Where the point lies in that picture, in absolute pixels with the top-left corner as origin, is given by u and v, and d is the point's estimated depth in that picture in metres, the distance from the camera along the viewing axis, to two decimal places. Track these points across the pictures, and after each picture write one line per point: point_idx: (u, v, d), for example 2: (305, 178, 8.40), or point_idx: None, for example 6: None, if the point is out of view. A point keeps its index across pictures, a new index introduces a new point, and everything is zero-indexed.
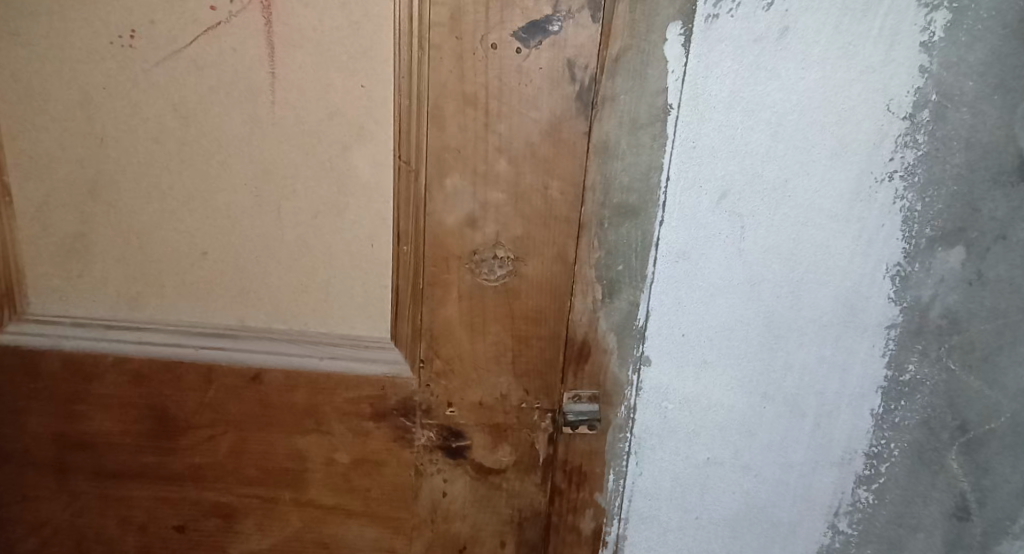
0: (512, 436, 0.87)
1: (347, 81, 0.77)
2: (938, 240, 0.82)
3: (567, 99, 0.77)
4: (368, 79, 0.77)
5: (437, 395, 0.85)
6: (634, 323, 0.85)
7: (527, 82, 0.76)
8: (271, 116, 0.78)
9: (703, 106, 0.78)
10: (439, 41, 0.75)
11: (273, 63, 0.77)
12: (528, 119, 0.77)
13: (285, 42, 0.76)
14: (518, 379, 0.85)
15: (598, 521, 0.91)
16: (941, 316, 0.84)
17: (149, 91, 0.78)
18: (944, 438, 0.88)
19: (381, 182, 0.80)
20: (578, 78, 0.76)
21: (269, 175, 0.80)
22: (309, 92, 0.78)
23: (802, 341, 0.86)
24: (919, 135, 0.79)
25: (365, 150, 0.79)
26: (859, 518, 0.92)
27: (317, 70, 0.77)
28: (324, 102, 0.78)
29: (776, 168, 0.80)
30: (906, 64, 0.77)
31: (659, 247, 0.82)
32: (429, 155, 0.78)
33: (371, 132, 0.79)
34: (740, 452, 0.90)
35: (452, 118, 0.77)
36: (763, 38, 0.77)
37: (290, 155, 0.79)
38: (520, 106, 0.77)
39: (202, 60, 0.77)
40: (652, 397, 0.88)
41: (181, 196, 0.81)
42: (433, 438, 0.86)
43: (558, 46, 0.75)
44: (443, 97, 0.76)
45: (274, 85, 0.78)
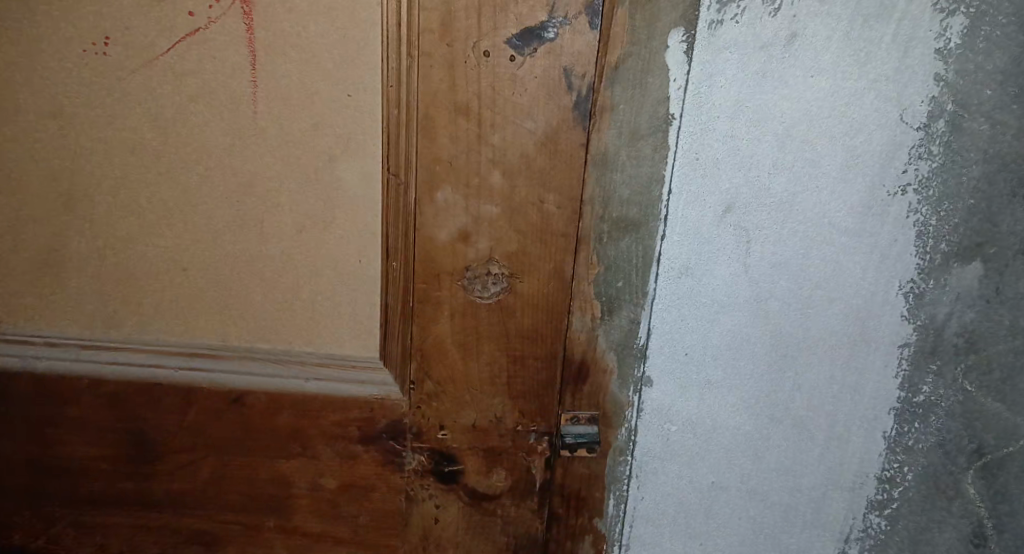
0: (508, 460, 0.83)
1: (333, 89, 0.74)
2: (954, 256, 0.78)
3: (564, 109, 0.73)
4: (354, 87, 0.74)
5: (428, 417, 0.82)
6: (635, 342, 0.81)
7: (522, 90, 0.72)
8: (253, 127, 0.75)
9: (707, 115, 0.75)
10: (429, 49, 0.72)
11: (255, 71, 0.74)
12: (522, 130, 0.73)
13: (267, 49, 0.73)
14: (514, 401, 0.82)
15: (598, 548, 0.87)
16: (957, 334, 0.80)
17: (125, 101, 0.75)
18: (960, 463, 0.84)
19: (369, 195, 0.76)
20: (575, 87, 0.72)
21: (251, 188, 0.77)
22: (292, 102, 0.74)
23: (811, 361, 0.82)
24: (934, 147, 0.75)
25: (351, 162, 0.76)
26: (871, 545, 0.88)
27: (301, 78, 0.74)
28: (309, 112, 0.74)
29: (785, 181, 0.76)
30: (920, 71, 0.74)
31: (660, 263, 0.79)
32: (420, 167, 0.75)
33: (358, 143, 0.75)
34: (746, 476, 0.86)
35: (444, 128, 0.74)
36: (770, 44, 0.73)
37: (273, 167, 0.76)
38: (514, 116, 0.73)
39: (181, 68, 0.74)
40: (653, 418, 0.84)
41: (159, 210, 0.78)
42: (424, 463, 0.83)
43: (554, 54, 0.72)
44: (433, 107, 0.73)
45: (256, 94, 0.74)
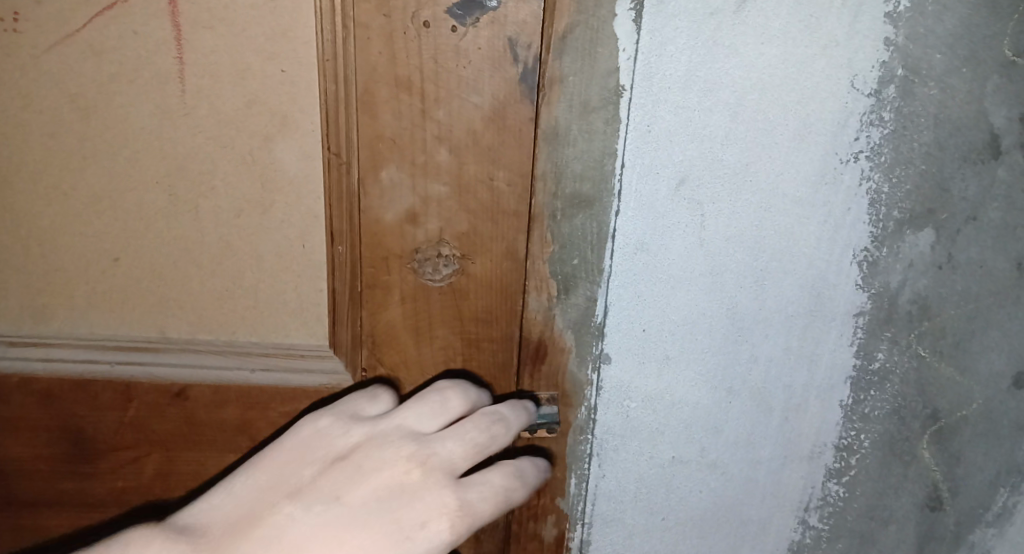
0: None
1: (266, 64, 0.70)
2: (906, 223, 0.77)
3: (510, 82, 0.70)
4: (288, 62, 0.70)
5: None
6: (592, 321, 0.80)
7: (466, 63, 0.70)
8: (181, 107, 0.71)
9: (658, 86, 0.72)
10: (366, 19, 0.68)
11: (181, 47, 0.70)
12: (468, 104, 0.71)
13: (194, 23, 0.69)
14: None
15: (560, 528, 0.89)
16: (911, 301, 0.80)
17: (42, 80, 0.70)
18: (915, 428, 0.85)
19: (310, 175, 0.73)
20: (522, 58, 0.70)
21: (183, 171, 0.73)
22: (223, 78, 0.70)
23: (768, 332, 0.81)
24: (885, 113, 0.73)
25: (289, 139, 0.72)
26: (830, 513, 0.89)
27: (231, 54, 0.70)
28: (242, 89, 0.71)
29: (737, 152, 0.75)
30: (871, 36, 0.71)
31: (615, 239, 0.77)
32: (361, 145, 0.72)
33: (296, 120, 0.72)
34: (706, 450, 0.86)
35: (386, 104, 0.71)
36: (719, 11, 0.71)
37: (206, 149, 0.72)
38: (459, 89, 0.70)
39: (100, 45, 0.69)
40: (613, 396, 0.83)
41: (85, 196, 0.73)
42: None
43: (498, 23, 0.69)
44: (374, 81, 0.70)
45: (184, 71, 0.70)
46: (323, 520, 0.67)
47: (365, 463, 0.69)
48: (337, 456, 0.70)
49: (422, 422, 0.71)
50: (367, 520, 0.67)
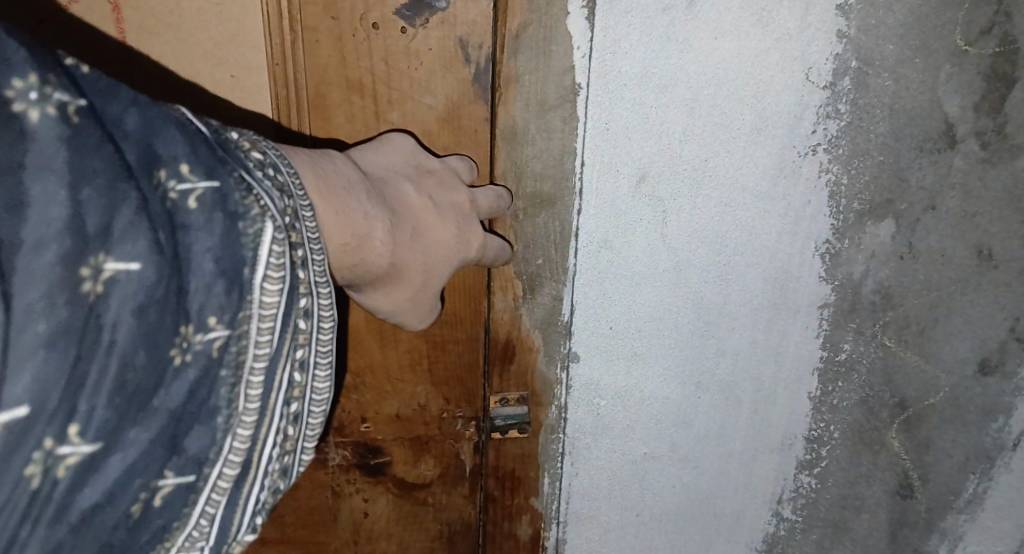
0: (436, 448, 0.85)
1: (216, 71, 0.70)
2: (866, 214, 0.77)
3: (463, 82, 0.71)
4: (238, 67, 0.70)
5: (350, 410, 0.82)
6: (559, 320, 0.81)
7: (417, 64, 0.70)
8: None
9: (614, 83, 0.72)
10: (313, 23, 0.68)
11: (126, 56, 0.69)
12: (422, 105, 0.71)
13: (138, 30, 0.68)
14: (438, 387, 0.82)
15: (536, 527, 0.91)
16: (875, 292, 0.81)
17: None
18: (884, 417, 0.85)
19: None
20: (473, 58, 0.70)
21: None
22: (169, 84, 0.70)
23: (734, 326, 0.82)
24: (842, 105, 0.73)
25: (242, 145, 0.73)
26: (802, 504, 0.90)
27: (179, 60, 0.69)
28: (192, 96, 0.70)
29: (696, 147, 0.75)
30: (823, 29, 0.71)
31: (578, 238, 0.78)
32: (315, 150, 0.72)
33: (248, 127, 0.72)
34: (677, 444, 0.88)
35: (339, 107, 0.71)
36: (672, 7, 0.70)
37: None
38: (412, 91, 0.71)
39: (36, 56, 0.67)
40: (583, 393, 0.84)
41: None
42: (349, 457, 0.85)
43: (448, 24, 0.69)
44: (326, 84, 0.71)
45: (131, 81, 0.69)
46: (435, 202, 0.63)
47: (447, 181, 0.66)
48: (429, 167, 0.66)
49: (463, 174, 0.70)
50: (458, 214, 0.65)
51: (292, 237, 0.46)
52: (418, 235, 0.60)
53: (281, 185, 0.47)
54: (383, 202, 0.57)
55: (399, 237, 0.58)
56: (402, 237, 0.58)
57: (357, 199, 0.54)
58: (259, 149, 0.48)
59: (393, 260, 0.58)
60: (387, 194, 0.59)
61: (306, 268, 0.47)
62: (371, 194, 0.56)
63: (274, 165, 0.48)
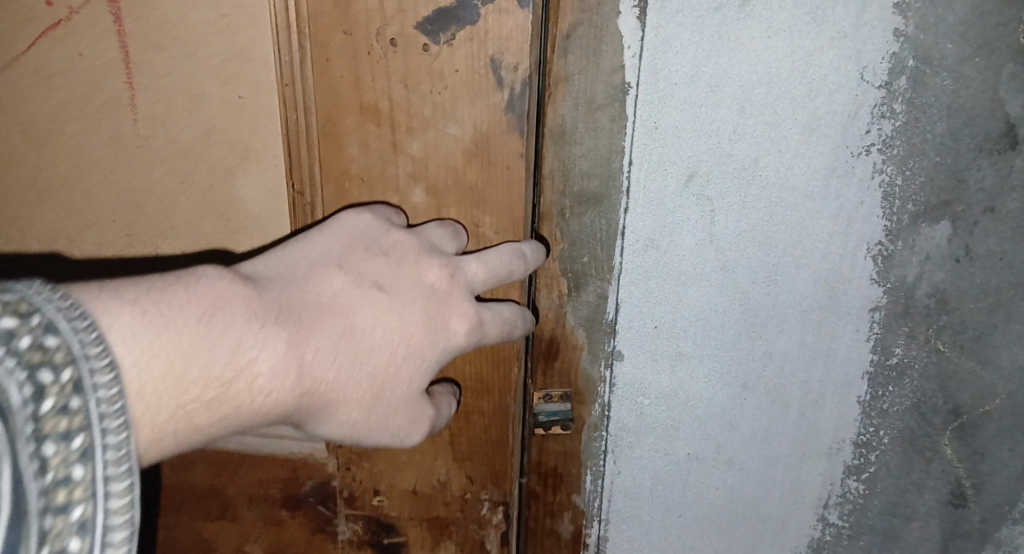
0: (458, 532, 0.88)
1: (223, 90, 0.75)
2: (921, 215, 0.75)
3: (493, 105, 0.70)
4: (245, 89, 0.75)
5: (365, 481, 0.86)
6: (604, 318, 0.82)
7: (441, 89, 0.71)
8: (137, 136, 0.78)
9: (664, 83, 0.72)
10: (326, 40, 0.71)
11: (131, 71, 0.76)
12: (446, 135, 0.72)
13: (147, 45, 0.75)
14: (460, 464, 0.84)
15: (577, 525, 0.92)
16: (929, 295, 0.78)
17: (18, 117, 0.79)
18: (936, 424, 0.83)
19: (274, 213, 0.79)
20: (506, 81, 0.70)
21: (143, 207, 0.81)
22: (177, 104, 0.77)
23: (782, 328, 0.81)
24: (897, 105, 0.72)
25: (252, 165, 0.78)
26: (849, 510, 0.89)
27: (186, 79, 0.75)
28: (200, 117, 0.77)
29: (746, 147, 0.74)
30: (880, 26, 0.69)
31: (624, 236, 0.78)
32: (328, 181, 0.75)
33: (256, 149, 0.77)
34: (722, 446, 0.87)
35: (352, 134, 0.73)
36: (723, 5, 0.69)
37: (164, 181, 0.80)
38: (434, 120, 0.72)
39: (51, 70, 0.77)
40: (626, 393, 0.85)
41: (49, 230, 0.83)
42: (360, 531, 0.88)
43: (478, 40, 0.69)
44: (342, 110, 0.73)
45: (135, 97, 0.77)
46: (384, 292, 0.63)
47: (407, 260, 0.65)
48: (382, 245, 0.66)
49: (441, 243, 0.69)
50: (411, 303, 0.64)
51: (48, 425, 0.43)
52: (350, 338, 0.60)
53: (38, 359, 0.44)
54: (287, 318, 0.57)
55: (306, 355, 0.57)
56: (320, 344, 0.58)
57: (232, 323, 0.54)
58: (27, 312, 0.45)
59: (319, 370, 0.58)
60: (296, 301, 0.59)
61: (84, 460, 0.44)
62: (259, 309, 0.56)
63: (45, 331, 0.45)
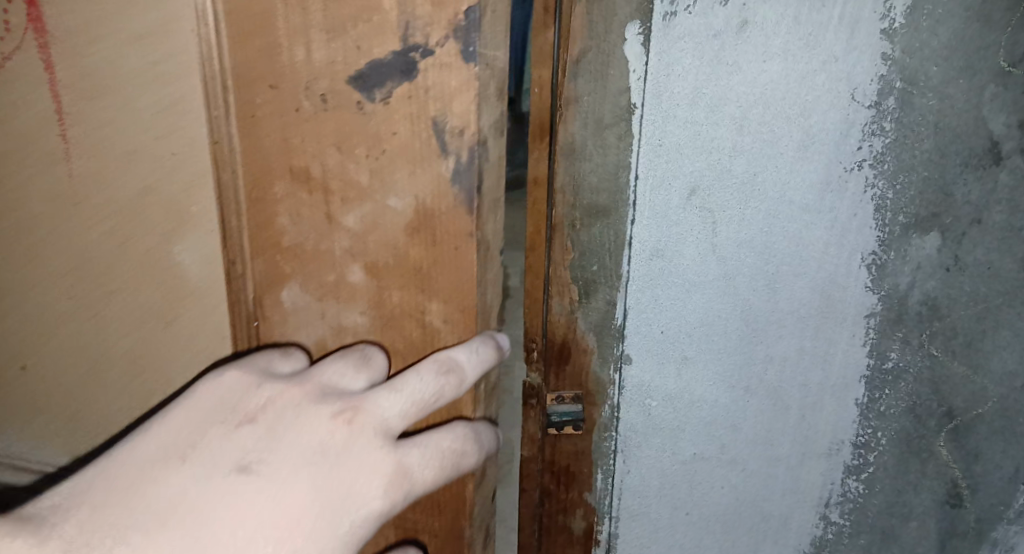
0: None
1: (157, 119, 0.52)
2: (912, 227, 0.80)
3: (437, 174, 0.48)
4: (179, 142, 0.51)
5: None
6: (612, 323, 0.87)
7: (377, 152, 0.48)
8: (73, 194, 0.57)
9: (667, 104, 0.77)
10: (247, 93, 0.49)
11: (63, 119, 0.55)
12: (387, 210, 0.50)
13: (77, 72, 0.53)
14: None
15: (589, 520, 0.97)
16: (921, 302, 0.83)
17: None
18: (931, 426, 0.87)
19: (212, 282, 0.55)
20: (450, 150, 0.48)
21: (77, 271, 0.60)
22: (115, 149, 0.54)
23: (782, 333, 0.86)
24: (886, 123, 0.76)
25: (191, 236, 0.54)
26: (850, 509, 0.93)
27: (111, 107, 0.53)
28: (135, 166, 0.54)
29: (745, 163, 0.79)
30: (868, 51, 0.74)
31: (632, 246, 0.83)
32: (252, 258, 0.53)
33: (193, 214, 0.53)
34: (726, 447, 0.92)
35: (282, 203, 0.51)
36: (721, 32, 0.75)
37: (96, 239, 0.58)
38: (375, 189, 0.49)
39: None
40: (634, 395, 0.90)
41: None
42: None
43: (415, 98, 0.47)
44: (269, 175, 0.50)
45: (69, 147, 0.56)
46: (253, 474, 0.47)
47: (284, 415, 0.49)
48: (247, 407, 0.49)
49: (339, 379, 0.51)
50: (287, 478, 0.47)
51: None
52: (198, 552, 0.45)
53: None
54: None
55: None
56: None
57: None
58: None
59: None
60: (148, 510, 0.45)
61: None
62: None
63: None
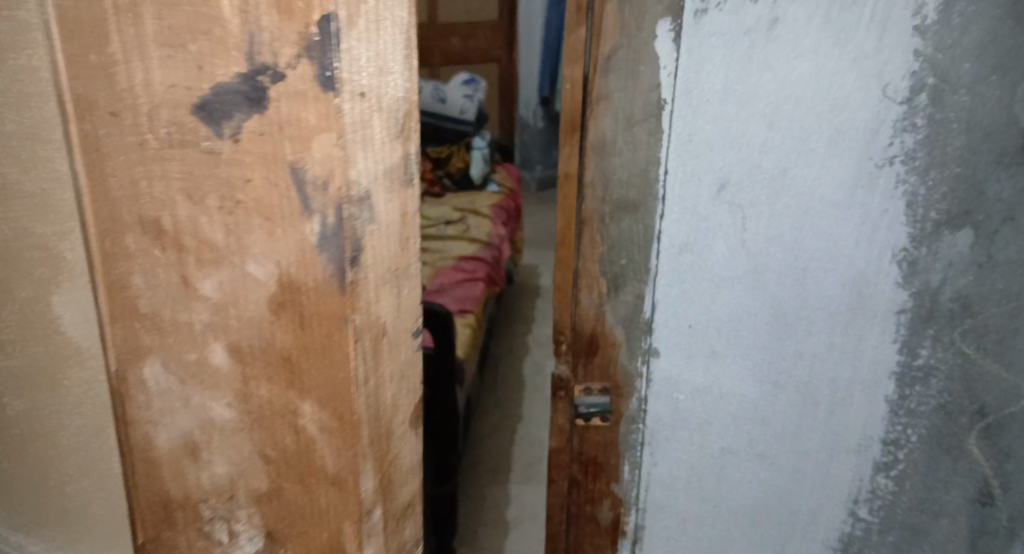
0: None
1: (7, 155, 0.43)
2: (944, 224, 0.80)
3: (303, 234, 0.39)
4: (45, 177, 0.43)
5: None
6: (641, 316, 0.88)
7: (231, 205, 0.39)
8: None
9: (697, 100, 0.78)
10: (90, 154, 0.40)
11: None
12: (248, 279, 0.41)
13: None
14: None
15: (616, 512, 0.98)
16: (953, 300, 0.82)
17: None
18: (962, 424, 0.86)
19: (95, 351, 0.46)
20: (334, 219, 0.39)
21: None
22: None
23: (811, 329, 0.86)
24: (918, 119, 0.77)
25: (64, 293, 0.45)
26: (879, 506, 0.93)
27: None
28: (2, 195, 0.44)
29: (775, 159, 0.79)
30: (900, 48, 0.74)
31: (661, 240, 0.84)
32: (111, 325, 0.44)
33: (67, 261, 0.45)
34: (754, 441, 0.92)
35: (138, 263, 0.42)
36: (752, 30, 0.75)
37: None
38: (247, 256, 0.40)
39: None
40: (662, 388, 0.91)
41: None
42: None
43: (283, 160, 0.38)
44: (117, 225, 0.41)
45: None
46: None
47: None
48: None
49: None
50: None
51: None
52: None
53: None
54: None
55: None
56: None
57: None
58: None
59: None
60: None
61: None
62: None
63: None
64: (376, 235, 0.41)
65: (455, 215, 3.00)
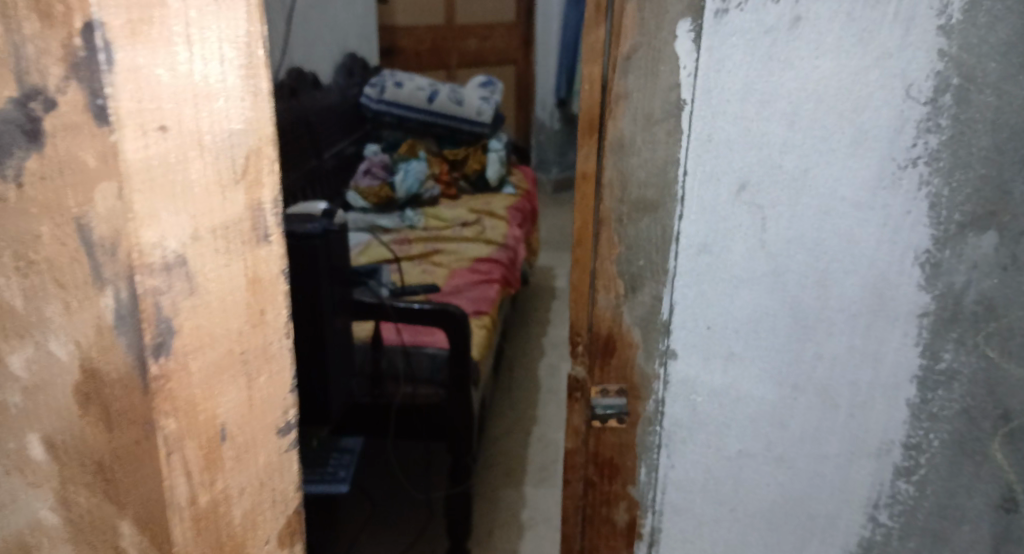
0: None
1: None
2: (968, 225, 0.79)
3: (99, 310, 0.46)
4: None
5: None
6: (658, 318, 0.87)
7: (27, 263, 0.48)
8: None
9: (717, 99, 0.77)
10: None
11: None
12: (50, 361, 0.49)
13: None
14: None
15: (632, 514, 0.97)
16: (977, 302, 0.81)
17: None
18: (986, 428, 0.85)
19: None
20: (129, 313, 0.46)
21: None
22: None
23: (831, 331, 0.85)
24: (942, 120, 0.76)
25: None
26: (899, 511, 0.91)
27: None
28: None
29: (796, 159, 0.78)
30: (924, 47, 0.74)
31: (679, 241, 0.83)
32: None
33: None
34: (772, 444, 0.91)
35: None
36: (773, 29, 0.75)
37: None
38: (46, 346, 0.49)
39: None
40: (680, 389, 0.90)
41: None
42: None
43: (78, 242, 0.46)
44: None
45: None
46: None
47: None
48: None
49: None
50: None
51: None
52: None
53: None
54: None
55: None
56: None
57: None
58: None
59: None
60: None
61: None
62: None
63: None
64: (184, 315, 0.48)
65: (471, 217, 2.99)
